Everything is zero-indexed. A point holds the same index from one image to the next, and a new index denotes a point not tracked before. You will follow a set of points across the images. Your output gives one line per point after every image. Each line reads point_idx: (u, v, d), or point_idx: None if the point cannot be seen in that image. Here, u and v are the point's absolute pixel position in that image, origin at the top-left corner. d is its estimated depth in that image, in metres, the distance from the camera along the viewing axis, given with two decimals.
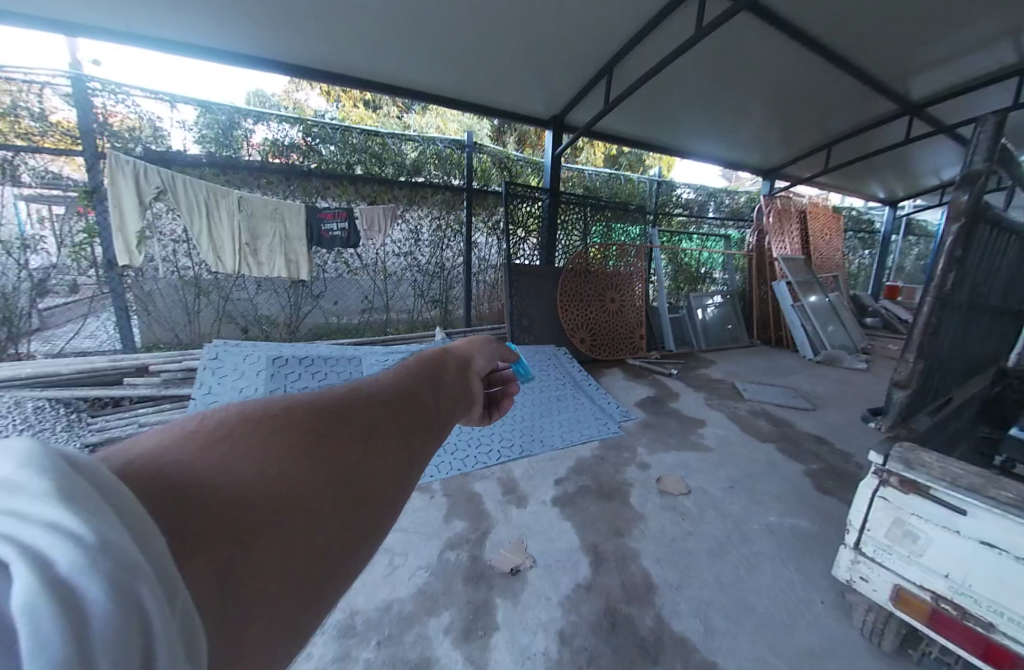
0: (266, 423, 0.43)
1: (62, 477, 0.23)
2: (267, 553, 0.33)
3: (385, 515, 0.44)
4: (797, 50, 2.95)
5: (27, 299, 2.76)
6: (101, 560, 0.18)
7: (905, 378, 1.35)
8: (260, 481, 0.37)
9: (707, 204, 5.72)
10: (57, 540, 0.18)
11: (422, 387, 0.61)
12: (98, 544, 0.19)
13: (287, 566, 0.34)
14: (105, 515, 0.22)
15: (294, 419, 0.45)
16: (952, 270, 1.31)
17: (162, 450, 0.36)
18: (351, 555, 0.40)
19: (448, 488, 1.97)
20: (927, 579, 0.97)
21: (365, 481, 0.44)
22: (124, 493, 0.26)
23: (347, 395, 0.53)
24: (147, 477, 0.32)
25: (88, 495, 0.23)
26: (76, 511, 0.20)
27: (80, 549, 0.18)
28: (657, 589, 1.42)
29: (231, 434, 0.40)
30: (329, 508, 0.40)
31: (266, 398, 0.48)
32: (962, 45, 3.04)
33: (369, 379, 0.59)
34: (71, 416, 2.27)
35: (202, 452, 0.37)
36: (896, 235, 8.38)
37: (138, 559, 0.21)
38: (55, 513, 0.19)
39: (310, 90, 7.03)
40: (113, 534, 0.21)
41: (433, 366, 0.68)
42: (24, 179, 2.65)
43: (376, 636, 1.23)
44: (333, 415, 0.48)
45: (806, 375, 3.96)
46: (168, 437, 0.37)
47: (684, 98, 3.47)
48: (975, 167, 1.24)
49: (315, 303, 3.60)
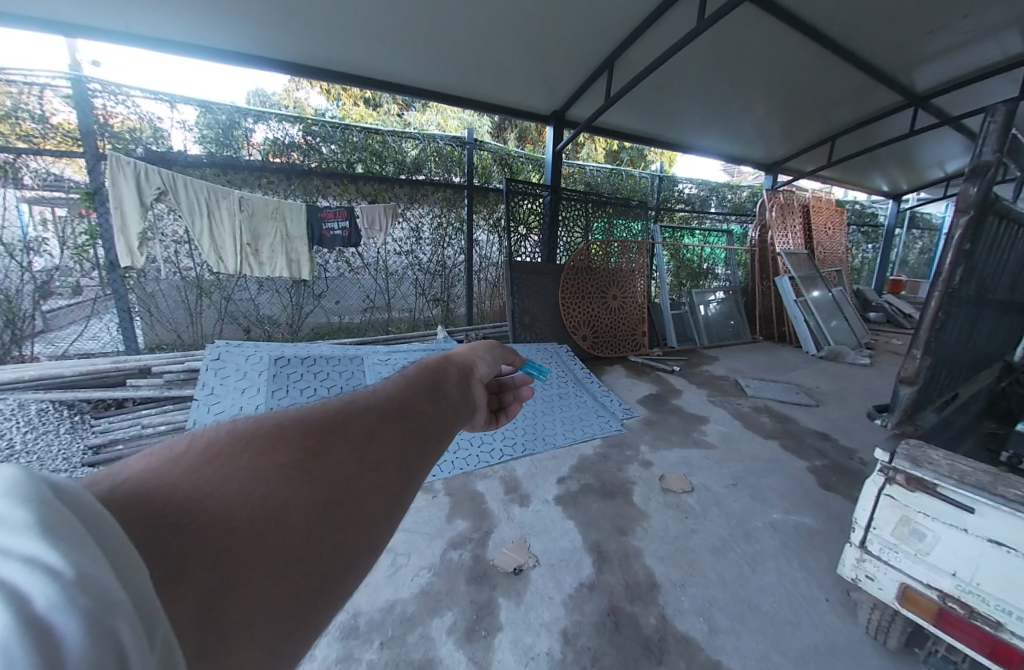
0: (256, 442, 0.44)
1: (44, 508, 0.24)
2: (250, 577, 0.34)
3: (377, 532, 0.45)
4: (800, 42, 2.90)
5: (30, 301, 2.77)
6: (75, 595, 0.20)
7: (911, 375, 1.33)
8: (246, 504, 0.38)
9: (709, 199, 5.68)
10: (35, 574, 0.19)
11: (419, 396, 0.60)
12: (74, 578, 0.21)
13: (270, 590, 0.35)
14: (84, 546, 0.24)
15: (283, 436, 0.46)
16: (960, 265, 1.29)
17: (151, 473, 0.37)
18: (340, 575, 0.40)
19: (450, 488, 1.97)
20: (934, 577, 0.96)
21: (355, 498, 0.45)
22: (103, 524, 0.27)
23: (341, 409, 0.53)
24: (131, 505, 0.33)
25: (65, 526, 0.24)
26: (55, 547, 0.22)
27: (58, 585, 0.19)
28: (660, 588, 1.42)
29: (219, 456, 0.41)
30: (317, 529, 0.40)
31: (258, 416, 0.50)
32: (969, 34, 2.99)
33: (366, 391, 0.60)
34: (75, 418, 2.32)
35: (190, 475, 0.38)
36: (901, 229, 8.30)
37: (114, 594, 0.22)
38: (33, 547, 0.21)
39: (310, 89, 7.00)
40: (89, 567, 0.22)
41: (432, 374, 0.67)
42: (26, 181, 2.65)
43: (380, 636, 1.23)
44: (323, 431, 0.48)
45: (809, 371, 3.94)
46: (158, 460, 0.39)
47: (685, 92, 3.43)
48: (986, 159, 1.21)
49: (317, 303, 3.60)
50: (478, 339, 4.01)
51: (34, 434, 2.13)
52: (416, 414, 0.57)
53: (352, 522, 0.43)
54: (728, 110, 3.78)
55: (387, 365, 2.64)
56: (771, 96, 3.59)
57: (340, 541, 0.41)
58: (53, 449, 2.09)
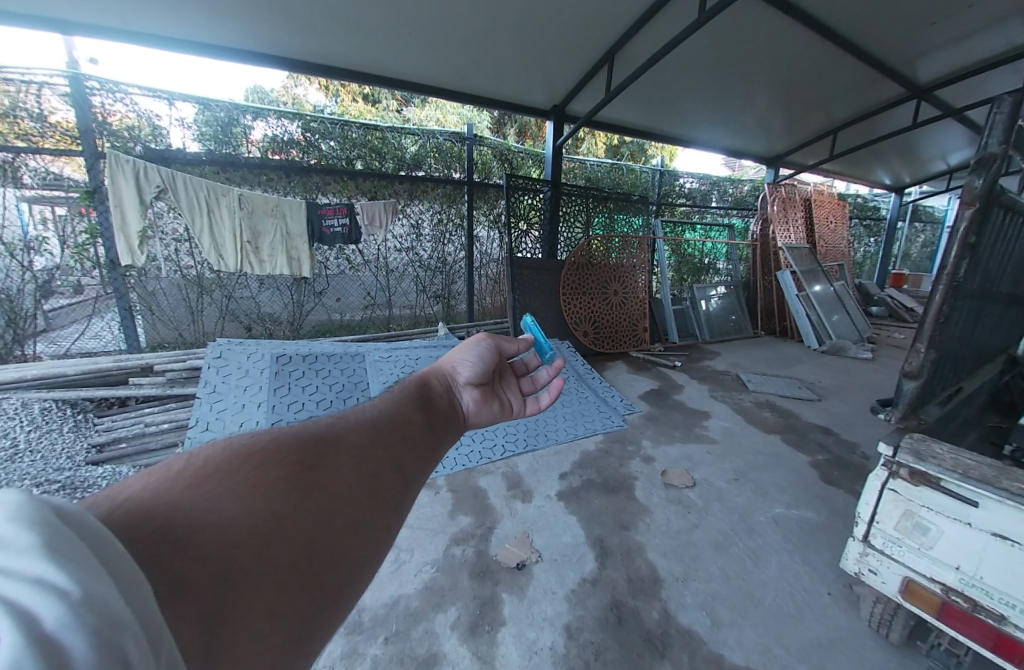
0: (253, 458, 0.45)
1: (46, 531, 0.24)
2: (255, 590, 0.35)
3: (372, 544, 0.47)
4: (802, 33, 2.87)
5: (31, 301, 2.77)
6: (83, 614, 0.20)
7: (915, 369, 1.33)
8: (249, 517, 0.39)
9: (711, 194, 5.65)
10: (44, 595, 0.19)
11: (409, 413, 0.65)
12: (81, 598, 0.21)
13: (273, 603, 0.36)
14: (90, 565, 0.24)
15: (282, 453, 0.48)
16: (965, 258, 1.28)
17: (148, 492, 0.38)
18: (338, 588, 0.42)
19: (452, 484, 1.98)
20: (937, 571, 0.96)
21: (352, 510, 0.47)
22: (108, 540, 0.28)
23: (334, 428, 0.56)
24: (133, 524, 0.34)
25: (71, 547, 0.24)
26: (61, 568, 0.22)
27: (64, 606, 0.19)
28: (663, 583, 1.42)
29: (217, 472, 0.42)
30: (318, 538, 0.42)
31: (252, 434, 0.51)
32: (973, 25, 2.95)
33: (356, 409, 0.63)
34: (78, 417, 2.32)
35: (190, 490, 0.39)
36: (903, 222, 8.26)
37: (121, 612, 0.22)
38: (42, 569, 0.21)
39: (308, 85, 6.95)
40: (95, 586, 0.22)
41: (419, 392, 0.72)
42: (25, 181, 2.64)
43: (384, 632, 1.24)
44: (319, 448, 0.51)
45: (811, 365, 3.93)
46: (153, 479, 0.39)
47: (686, 85, 3.40)
48: (992, 150, 1.20)
49: (318, 300, 3.60)
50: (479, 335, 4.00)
51: (38, 433, 2.13)
52: (406, 428, 0.61)
53: (350, 534, 0.45)
54: (729, 103, 3.75)
55: (388, 362, 2.64)
56: (772, 90, 3.57)
57: (341, 551, 0.43)
58: (57, 447, 2.09)
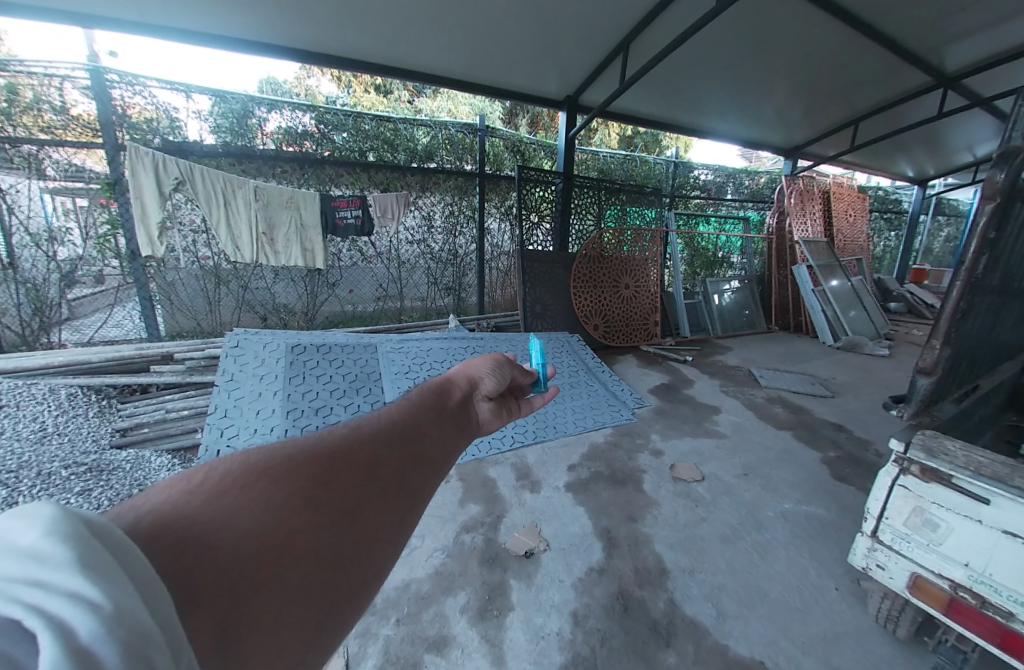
0: (267, 472, 0.47)
1: (77, 543, 0.25)
2: (266, 607, 0.37)
3: (380, 556, 0.48)
4: (824, 18, 2.75)
5: (56, 290, 2.87)
6: (113, 628, 0.21)
7: (929, 365, 1.29)
8: (263, 533, 0.41)
9: (726, 185, 5.55)
10: (78, 609, 0.20)
11: (422, 421, 0.67)
12: (111, 612, 0.22)
13: (284, 615, 0.37)
14: (118, 579, 0.25)
15: (294, 466, 0.49)
16: (984, 254, 1.25)
17: (168, 505, 0.39)
18: (348, 599, 0.43)
19: (462, 473, 2.01)
20: (947, 568, 0.95)
21: (360, 528, 0.48)
22: (130, 551, 0.29)
23: (348, 439, 0.58)
24: (156, 533, 0.36)
25: (100, 561, 0.25)
26: (93, 582, 0.23)
27: (98, 618, 0.20)
28: (669, 574, 1.44)
29: (233, 487, 0.44)
30: (328, 553, 0.44)
31: (268, 446, 0.52)
32: (1003, 12, 2.82)
33: (371, 419, 0.65)
34: (102, 402, 2.41)
35: (207, 503, 0.41)
36: (925, 215, 8.01)
37: (146, 627, 0.23)
38: (77, 581, 0.22)
39: (321, 76, 7.01)
40: (122, 601, 0.23)
41: (435, 398, 0.74)
42: (49, 173, 2.72)
43: (395, 613, 1.27)
44: (335, 459, 0.53)
45: (826, 362, 3.85)
46: (173, 491, 0.41)
47: (703, 73, 3.30)
48: (1015, 142, 1.16)
49: (331, 291, 3.64)
50: (489, 327, 4.03)
51: (65, 417, 2.21)
52: (420, 440, 0.63)
53: (360, 548, 0.47)
54: (746, 93, 3.66)
55: (401, 353, 2.66)
56: (791, 79, 3.47)
57: (349, 568, 0.45)
58: (83, 431, 2.17)
